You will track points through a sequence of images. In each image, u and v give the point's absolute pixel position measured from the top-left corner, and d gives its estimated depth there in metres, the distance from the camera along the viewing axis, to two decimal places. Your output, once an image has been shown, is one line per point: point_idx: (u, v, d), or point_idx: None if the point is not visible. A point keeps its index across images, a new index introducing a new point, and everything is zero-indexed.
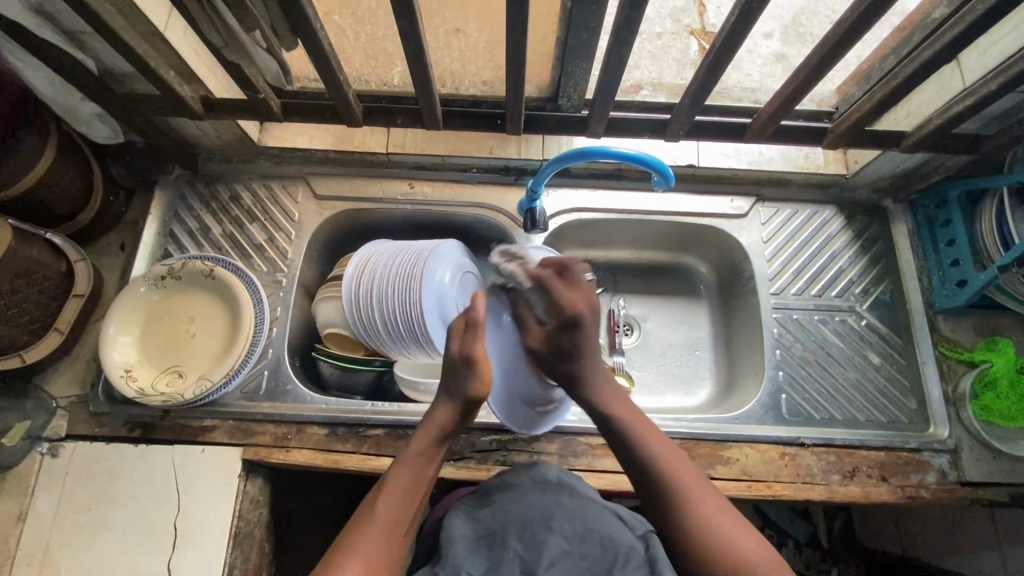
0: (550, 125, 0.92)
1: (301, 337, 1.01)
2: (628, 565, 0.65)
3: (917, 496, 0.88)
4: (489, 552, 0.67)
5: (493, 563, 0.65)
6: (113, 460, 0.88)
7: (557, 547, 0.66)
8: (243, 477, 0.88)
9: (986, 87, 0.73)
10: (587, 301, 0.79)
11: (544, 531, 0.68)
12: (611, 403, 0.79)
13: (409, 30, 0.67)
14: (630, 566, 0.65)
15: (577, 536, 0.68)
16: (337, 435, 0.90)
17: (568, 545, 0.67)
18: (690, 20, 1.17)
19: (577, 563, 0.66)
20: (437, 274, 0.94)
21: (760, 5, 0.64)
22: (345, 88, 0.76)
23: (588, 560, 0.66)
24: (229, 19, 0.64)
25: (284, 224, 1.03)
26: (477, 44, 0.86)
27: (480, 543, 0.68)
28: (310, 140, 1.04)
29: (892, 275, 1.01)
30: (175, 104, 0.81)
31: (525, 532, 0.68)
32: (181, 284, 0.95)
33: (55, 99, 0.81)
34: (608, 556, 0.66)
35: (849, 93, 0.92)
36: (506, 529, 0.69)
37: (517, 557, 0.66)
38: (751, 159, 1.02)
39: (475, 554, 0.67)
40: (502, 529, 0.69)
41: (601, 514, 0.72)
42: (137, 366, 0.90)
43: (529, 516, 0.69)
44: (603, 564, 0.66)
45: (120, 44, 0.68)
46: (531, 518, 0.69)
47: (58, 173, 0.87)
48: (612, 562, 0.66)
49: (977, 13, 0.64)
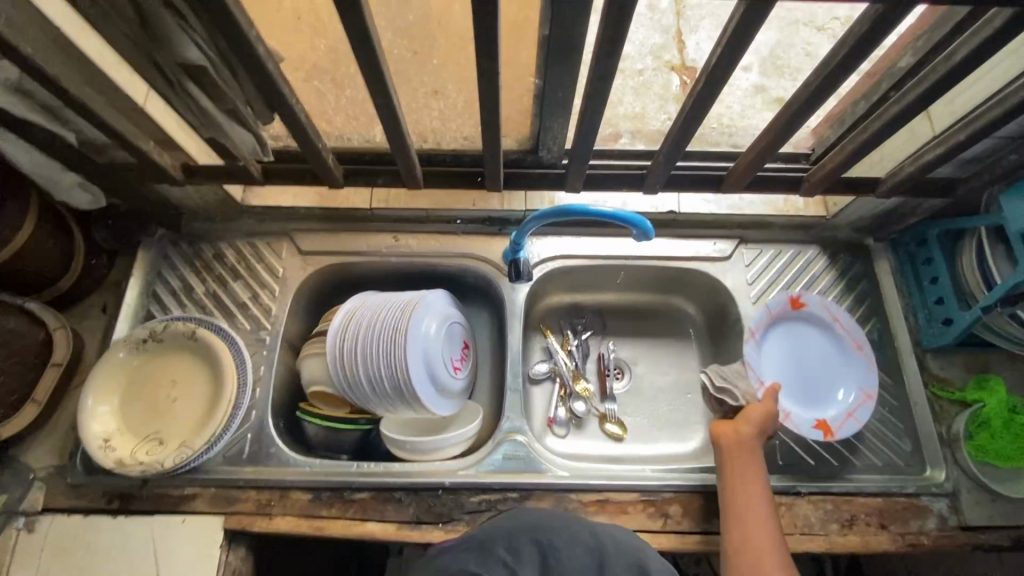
0: (533, 180, 0.93)
1: (285, 395, 1.00)
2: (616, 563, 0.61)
3: (918, 543, 0.86)
4: (475, 557, 0.62)
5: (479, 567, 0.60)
6: (91, 534, 0.85)
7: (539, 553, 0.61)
8: (224, 547, 0.86)
9: (954, 137, 0.74)
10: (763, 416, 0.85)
11: (528, 540, 0.63)
12: (744, 444, 0.82)
13: (383, 102, 0.68)
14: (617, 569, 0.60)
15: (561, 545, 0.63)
16: (321, 499, 0.88)
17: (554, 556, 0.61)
18: (670, 56, 1.20)
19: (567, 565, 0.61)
20: (422, 323, 0.93)
21: (726, 71, 0.65)
22: (324, 153, 0.77)
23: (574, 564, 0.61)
24: (203, 100, 0.65)
25: (268, 281, 1.02)
26: (455, 104, 0.87)
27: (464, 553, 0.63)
28: (294, 199, 1.06)
29: (879, 314, 1.01)
30: (155, 173, 0.82)
31: (513, 543, 0.63)
32: (162, 347, 0.93)
33: (35, 172, 0.82)
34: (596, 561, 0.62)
35: (824, 136, 0.94)
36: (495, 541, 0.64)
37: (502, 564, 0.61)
38: (732, 204, 1.05)
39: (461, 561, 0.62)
40: (490, 539, 0.64)
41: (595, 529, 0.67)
42: (116, 435, 0.88)
43: (518, 530, 0.65)
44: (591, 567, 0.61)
45: (98, 122, 0.69)
46: (519, 531, 0.64)
47: (37, 243, 0.87)
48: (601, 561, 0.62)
49: (938, 71, 0.67)
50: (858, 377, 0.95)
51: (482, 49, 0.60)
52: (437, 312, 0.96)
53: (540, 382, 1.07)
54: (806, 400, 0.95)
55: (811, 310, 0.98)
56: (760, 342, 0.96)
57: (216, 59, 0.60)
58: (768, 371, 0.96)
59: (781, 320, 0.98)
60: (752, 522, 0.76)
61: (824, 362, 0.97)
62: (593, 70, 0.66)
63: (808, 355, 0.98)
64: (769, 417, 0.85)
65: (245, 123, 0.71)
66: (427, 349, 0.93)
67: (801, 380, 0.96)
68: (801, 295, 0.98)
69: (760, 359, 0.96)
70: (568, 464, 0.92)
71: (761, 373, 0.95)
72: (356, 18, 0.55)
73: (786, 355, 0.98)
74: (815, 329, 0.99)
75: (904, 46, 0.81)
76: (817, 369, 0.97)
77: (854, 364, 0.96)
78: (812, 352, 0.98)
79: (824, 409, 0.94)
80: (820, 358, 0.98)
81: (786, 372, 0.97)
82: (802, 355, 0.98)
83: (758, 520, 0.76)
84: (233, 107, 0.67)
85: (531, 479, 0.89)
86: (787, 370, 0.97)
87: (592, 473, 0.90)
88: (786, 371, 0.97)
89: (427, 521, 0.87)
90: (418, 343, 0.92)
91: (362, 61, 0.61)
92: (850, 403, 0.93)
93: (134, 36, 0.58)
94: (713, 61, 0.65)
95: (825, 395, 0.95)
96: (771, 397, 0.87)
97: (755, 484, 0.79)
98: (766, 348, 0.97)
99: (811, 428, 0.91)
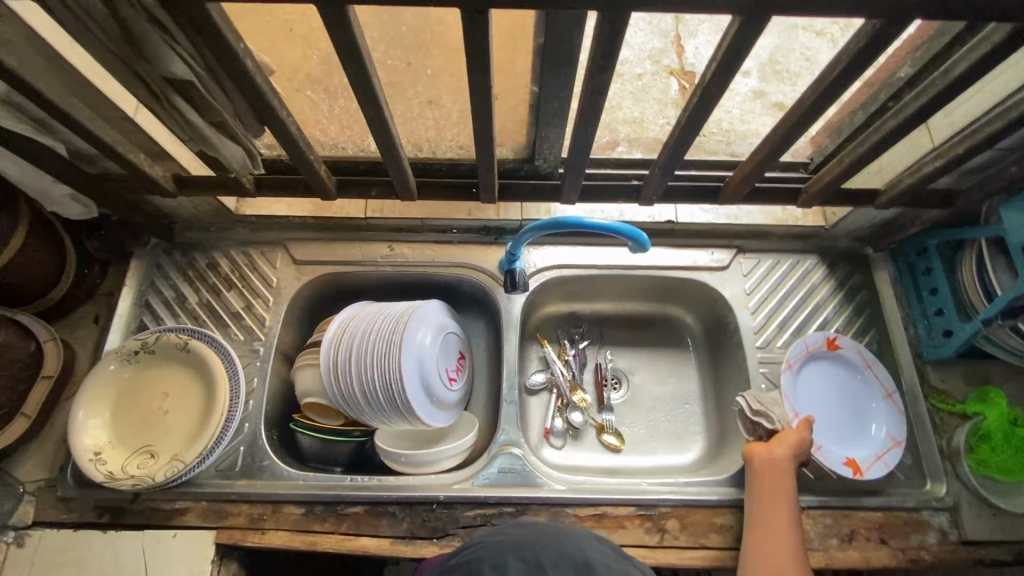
0: (525, 192, 0.91)
1: (279, 406, 0.99)
2: None
3: (918, 559, 0.85)
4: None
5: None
6: (80, 548, 0.84)
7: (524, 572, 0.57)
8: (216, 563, 0.85)
9: (953, 150, 0.74)
10: (801, 440, 0.84)
11: (515, 559, 0.59)
12: (777, 464, 0.82)
13: (374, 115, 0.67)
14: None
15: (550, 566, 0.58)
16: (314, 513, 0.87)
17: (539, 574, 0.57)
18: (669, 61, 1.19)
19: None
20: (417, 335, 0.92)
21: (722, 84, 0.65)
22: (316, 165, 0.76)
23: None
24: (190, 113, 0.64)
25: (262, 290, 1.01)
26: (450, 114, 0.87)
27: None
28: (288, 208, 1.05)
29: (879, 325, 1.00)
30: (146, 184, 0.81)
31: (499, 561, 0.58)
32: (155, 358, 0.92)
33: (25, 183, 0.81)
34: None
35: (823, 145, 0.93)
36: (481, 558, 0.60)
37: None
38: (729, 214, 1.05)
39: None
40: (478, 558, 0.60)
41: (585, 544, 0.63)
42: (107, 448, 0.87)
43: (506, 546, 0.61)
44: None
45: (86, 134, 0.68)
46: (507, 547, 0.60)
47: (28, 254, 0.86)
48: None
49: (938, 83, 0.66)
50: (889, 419, 0.93)
51: (474, 63, 0.59)
52: (432, 324, 0.95)
53: (536, 392, 1.06)
54: (838, 439, 0.92)
55: (846, 352, 0.96)
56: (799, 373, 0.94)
57: (204, 74, 0.60)
58: (802, 406, 0.93)
59: (817, 356, 0.96)
60: (775, 542, 0.77)
61: (857, 402, 0.95)
62: (587, 82, 0.65)
63: (843, 393, 0.95)
64: (805, 443, 0.84)
65: (235, 136, 0.70)
66: (422, 361, 0.92)
67: (834, 417, 0.94)
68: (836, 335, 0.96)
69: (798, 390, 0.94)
70: (565, 478, 0.91)
71: (797, 404, 0.93)
72: (345, 34, 0.55)
73: (821, 390, 0.95)
74: (851, 373, 0.96)
75: (902, 56, 0.80)
76: (851, 410, 0.94)
77: (885, 406, 0.94)
78: (847, 390, 0.95)
79: (858, 449, 0.91)
80: (854, 398, 0.95)
81: (820, 408, 0.94)
82: (836, 393, 0.95)
83: (782, 542, 0.78)
84: (222, 120, 0.66)
85: (527, 493, 0.88)
86: (822, 406, 0.94)
87: (589, 487, 0.89)
88: (818, 408, 0.94)
89: (421, 536, 0.86)
90: (413, 355, 0.91)
91: (352, 74, 0.60)
92: (881, 445, 0.91)
93: (119, 51, 0.58)
94: (708, 75, 0.64)
95: (857, 437, 0.93)
96: (806, 426, 0.86)
97: (782, 506, 0.81)
98: (804, 379, 0.95)
99: (840, 466, 0.89)
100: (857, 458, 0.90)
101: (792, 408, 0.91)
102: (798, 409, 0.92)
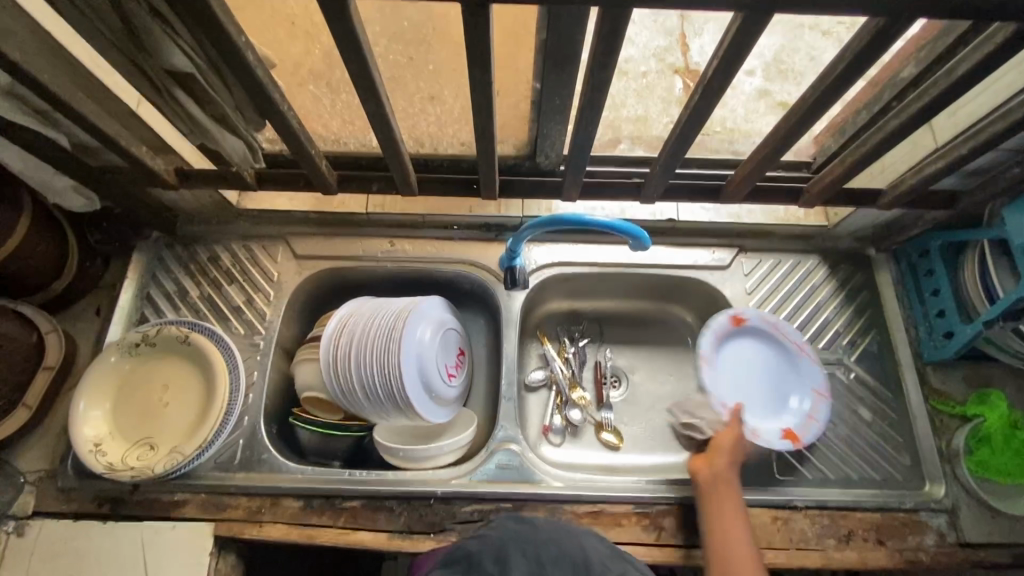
0: (526, 188, 0.91)
1: (279, 400, 0.99)
2: None
3: (915, 560, 0.85)
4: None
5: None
6: (80, 539, 0.85)
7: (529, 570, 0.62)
8: (214, 555, 0.85)
9: (956, 151, 0.73)
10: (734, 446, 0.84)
11: (516, 555, 0.63)
12: (719, 475, 0.81)
13: (375, 110, 0.67)
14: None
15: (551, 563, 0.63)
16: (312, 507, 0.88)
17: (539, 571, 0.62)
18: (674, 59, 1.19)
19: None
20: (416, 332, 0.92)
21: (724, 82, 0.65)
22: (317, 159, 0.77)
23: None
24: (191, 106, 0.64)
25: (263, 285, 1.01)
26: (452, 109, 0.87)
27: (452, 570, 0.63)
28: (292, 202, 1.06)
29: (879, 326, 0.99)
30: (147, 177, 0.82)
31: (501, 558, 0.63)
32: (156, 351, 0.93)
33: (28, 175, 0.81)
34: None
35: (826, 145, 0.93)
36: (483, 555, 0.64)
37: None
38: (730, 213, 1.05)
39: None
40: (479, 551, 0.64)
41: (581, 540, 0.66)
42: (107, 440, 0.87)
43: (508, 540, 0.65)
44: None
45: (89, 126, 0.68)
46: (509, 543, 0.64)
47: (31, 246, 0.87)
48: None
49: (941, 82, 0.66)
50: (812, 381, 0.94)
51: (475, 58, 0.59)
52: (431, 321, 0.95)
53: (536, 390, 1.06)
54: (763, 413, 0.93)
55: (752, 322, 0.97)
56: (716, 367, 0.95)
57: (205, 67, 0.60)
58: (724, 392, 0.94)
59: (727, 340, 0.97)
60: (736, 559, 0.74)
61: (779, 372, 0.96)
62: (589, 78, 0.65)
63: (735, 366, 0.96)
64: (739, 448, 0.85)
65: (236, 129, 0.70)
66: (421, 359, 0.92)
67: (760, 392, 0.95)
68: (728, 315, 0.97)
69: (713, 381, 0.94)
70: (563, 475, 0.90)
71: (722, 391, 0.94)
72: (346, 29, 0.55)
73: (740, 370, 0.96)
74: (767, 346, 0.97)
75: (907, 56, 0.80)
76: (774, 385, 0.96)
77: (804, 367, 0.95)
78: (762, 364, 0.97)
79: (787, 415, 0.93)
80: (777, 371, 0.96)
81: (739, 389, 0.95)
82: (756, 366, 0.97)
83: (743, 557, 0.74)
84: (224, 113, 0.66)
85: (525, 490, 0.88)
86: (744, 389, 0.95)
87: (586, 484, 0.89)
88: (742, 391, 0.95)
89: (418, 531, 0.86)
90: (412, 353, 0.91)
91: (353, 68, 0.60)
92: (805, 408, 0.93)
93: (122, 44, 0.58)
94: (711, 72, 0.64)
95: (782, 407, 0.94)
96: (738, 414, 0.88)
97: (735, 519, 0.78)
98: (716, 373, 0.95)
99: (781, 439, 0.90)
100: (789, 424, 0.92)
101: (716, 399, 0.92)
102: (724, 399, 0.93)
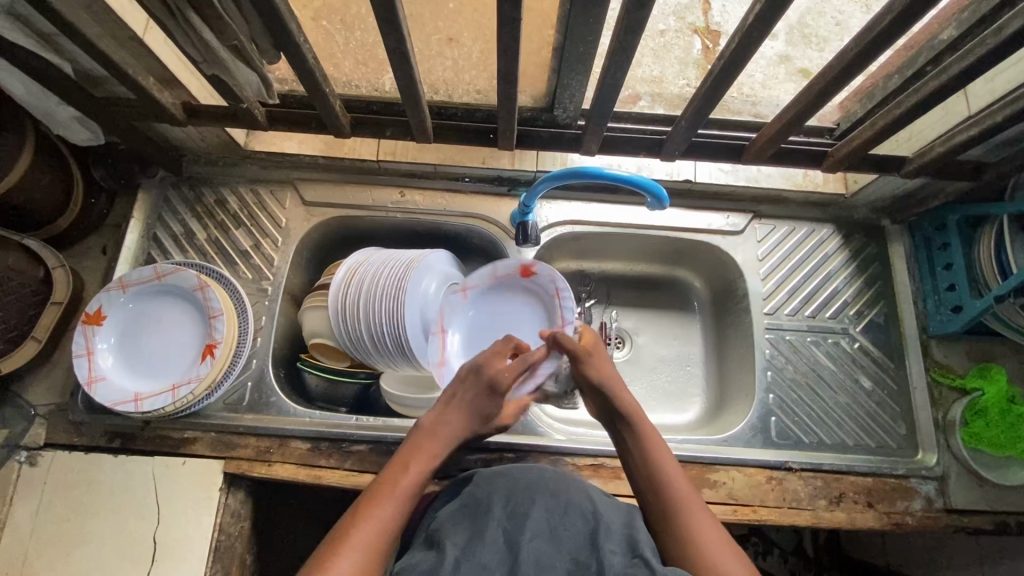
0: (543, 140, 0.90)
1: (287, 346, 1.00)
2: (610, 535, 0.58)
3: (902, 522, 0.88)
4: (472, 521, 0.60)
5: (476, 534, 0.58)
6: (91, 470, 0.86)
7: (541, 519, 0.59)
8: (223, 490, 0.87)
9: (993, 117, 0.72)
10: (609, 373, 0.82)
11: (529, 503, 0.62)
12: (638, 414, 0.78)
13: (395, 46, 0.64)
14: (611, 536, 0.58)
15: (559, 508, 0.62)
16: (320, 449, 0.90)
17: (550, 518, 0.60)
18: (694, 18, 1.13)
19: (560, 533, 0.59)
20: (116, 372, 0.88)
21: (761, 31, 0.61)
22: (331, 99, 0.75)
23: (571, 531, 0.59)
24: (205, 32, 0.62)
25: (271, 230, 1.00)
26: (470, 55, 0.81)
27: (462, 517, 0.62)
28: (299, 145, 1.01)
29: (887, 298, 1.00)
30: (155, 110, 0.79)
31: (510, 503, 0.62)
32: (162, 291, 0.92)
33: (30, 102, 0.79)
34: (591, 525, 0.59)
35: (851, 110, 0.89)
36: (490, 499, 0.63)
37: (501, 526, 0.58)
38: (748, 176, 1.01)
39: (458, 523, 0.60)
40: (487, 499, 0.63)
41: (588, 492, 0.65)
42: (113, 376, 0.87)
43: (517, 487, 0.64)
44: (586, 535, 0.58)
45: (95, 52, 0.66)
46: (516, 490, 0.64)
47: (34, 178, 0.85)
48: (595, 530, 0.59)
49: (987, 41, 0.63)
50: (99, 361, 0.87)
51: None
52: (113, 356, 0.89)
53: None
54: (119, 351, 0.89)
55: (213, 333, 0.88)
56: (531, 284, 0.99)
57: None
58: (170, 366, 0.89)
59: (198, 347, 0.89)
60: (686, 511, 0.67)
61: (147, 364, 0.89)
62: (620, 22, 0.62)
63: (169, 364, 0.89)
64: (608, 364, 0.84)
65: (250, 61, 0.68)
66: (150, 373, 0.89)
67: (167, 365, 0.89)
68: (204, 355, 0.87)
69: (175, 352, 0.90)
70: (564, 430, 0.94)
71: (163, 312, 0.92)
72: None
73: (164, 359, 0.89)
74: (160, 365, 0.89)
75: (948, 18, 0.75)
76: (166, 355, 0.90)
77: (149, 387, 0.87)
78: (142, 361, 0.89)
79: (110, 340, 0.89)
80: (145, 357, 0.89)
81: (157, 364, 0.89)
82: (148, 362, 0.89)
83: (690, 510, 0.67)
84: (239, 43, 0.64)
85: (529, 441, 0.90)
86: (167, 355, 0.90)
87: (587, 439, 0.92)
88: (174, 362, 0.89)
89: None
90: (149, 377, 0.88)
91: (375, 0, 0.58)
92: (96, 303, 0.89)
93: None
94: (749, 20, 0.61)
95: (150, 355, 0.90)
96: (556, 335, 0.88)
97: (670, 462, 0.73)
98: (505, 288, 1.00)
99: (114, 348, 0.89)
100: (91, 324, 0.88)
101: (212, 338, 0.88)
102: (185, 362, 0.89)
